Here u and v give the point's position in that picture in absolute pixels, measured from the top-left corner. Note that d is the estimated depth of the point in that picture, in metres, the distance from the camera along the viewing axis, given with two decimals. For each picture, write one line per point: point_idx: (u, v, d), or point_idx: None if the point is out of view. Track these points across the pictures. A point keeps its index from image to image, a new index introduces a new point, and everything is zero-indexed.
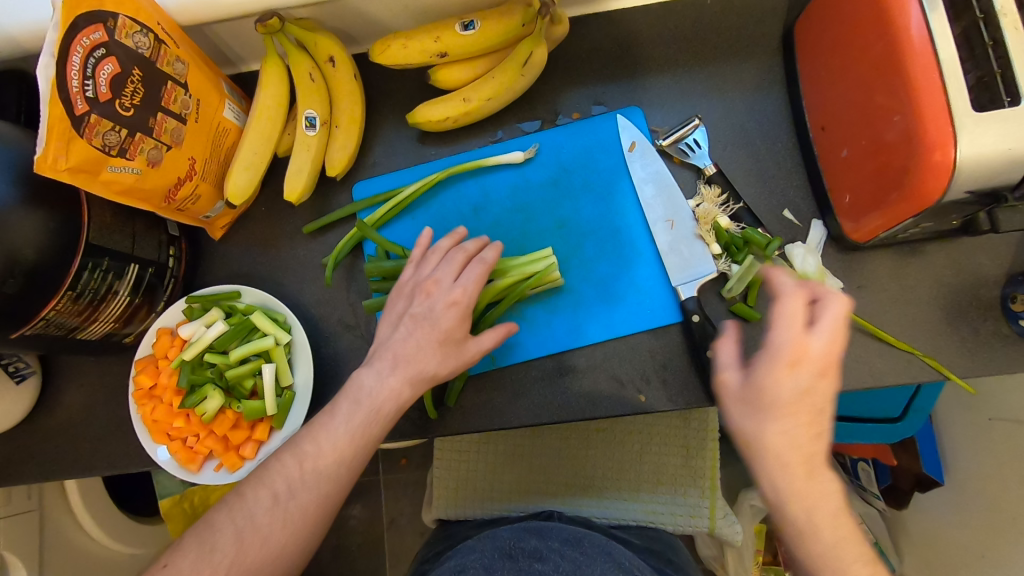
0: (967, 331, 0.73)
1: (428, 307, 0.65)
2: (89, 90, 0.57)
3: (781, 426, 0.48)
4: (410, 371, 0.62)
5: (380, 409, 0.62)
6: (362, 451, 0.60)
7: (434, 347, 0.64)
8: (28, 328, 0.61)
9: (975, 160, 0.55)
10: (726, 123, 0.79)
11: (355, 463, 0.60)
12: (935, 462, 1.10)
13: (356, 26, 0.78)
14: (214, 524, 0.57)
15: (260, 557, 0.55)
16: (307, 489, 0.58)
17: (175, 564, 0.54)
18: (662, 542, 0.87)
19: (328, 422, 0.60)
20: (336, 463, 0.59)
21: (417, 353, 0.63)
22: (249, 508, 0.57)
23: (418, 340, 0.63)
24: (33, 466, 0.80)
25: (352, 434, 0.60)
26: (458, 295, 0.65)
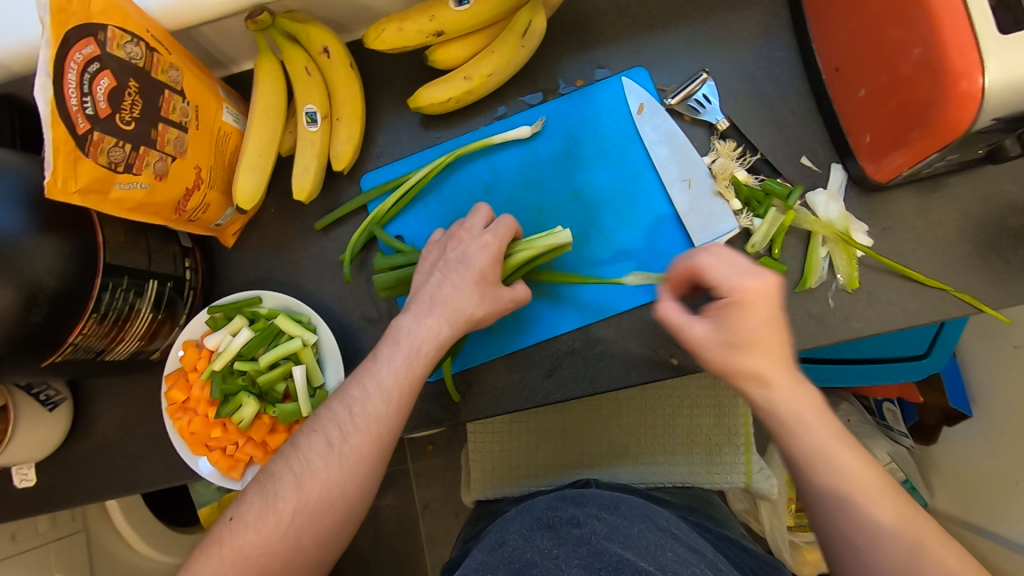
0: (998, 262, 0.72)
1: (460, 252, 0.68)
2: (89, 107, 0.55)
3: (753, 359, 0.54)
4: (447, 311, 0.65)
5: (420, 349, 0.64)
6: (408, 390, 0.62)
7: (468, 287, 0.65)
8: (57, 354, 0.60)
9: (1006, 85, 0.54)
10: (734, 74, 0.77)
11: (402, 404, 0.62)
12: (962, 395, 1.11)
13: (347, 14, 0.76)
14: (273, 475, 0.58)
15: (322, 499, 0.57)
16: (358, 432, 0.60)
17: (242, 515, 0.57)
18: (700, 500, 0.89)
19: (372, 369, 0.63)
20: (384, 404, 0.61)
21: (453, 295, 0.65)
22: (305, 455, 0.59)
23: (454, 282, 0.66)
24: (76, 489, 0.80)
25: (397, 376, 0.62)
26: (489, 237, 0.67)
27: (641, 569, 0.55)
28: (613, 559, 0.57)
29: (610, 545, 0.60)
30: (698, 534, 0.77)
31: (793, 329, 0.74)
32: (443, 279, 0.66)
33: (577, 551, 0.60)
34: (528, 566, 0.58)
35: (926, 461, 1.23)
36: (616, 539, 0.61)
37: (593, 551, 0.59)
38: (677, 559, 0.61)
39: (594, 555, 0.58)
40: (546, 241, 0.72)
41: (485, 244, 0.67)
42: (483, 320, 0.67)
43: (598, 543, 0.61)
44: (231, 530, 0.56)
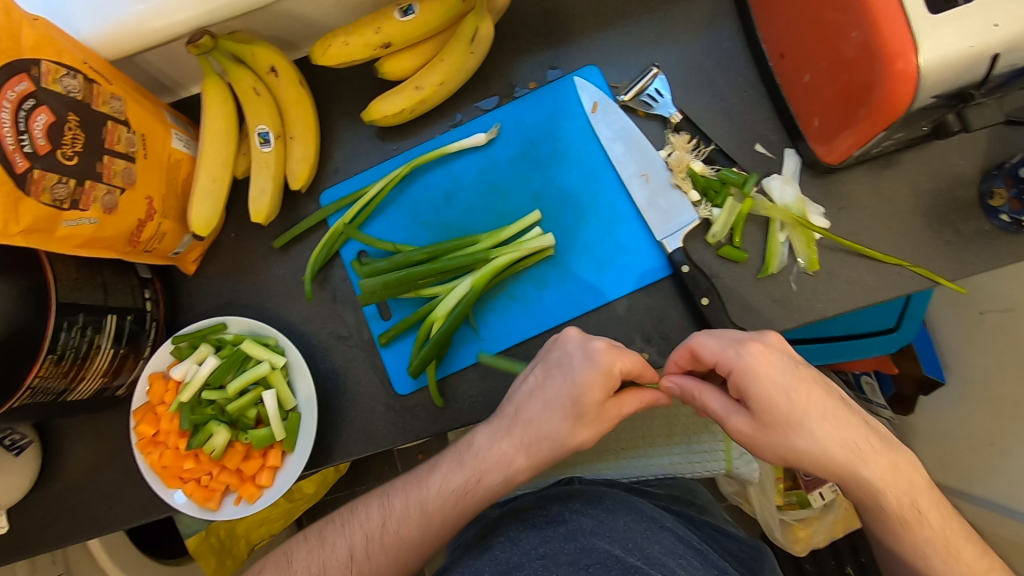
0: (950, 233, 0.73)
1: (562, 358, 0.62)
2: (26, 145, 0.54)
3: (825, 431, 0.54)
4: (522, 439, 0.62)
5: (483, 477, 0.63)
6: (449, 519, 0.63)
7: (558, 409, 0.61)
8: (15, 400, 0.59)
9: (938, 64, 0.55)
10: (684, 66, 0.78)
11: (437, 523, 0.63)
12: (934, 364, 1.13)
13: (292, 30, 0.75)
14: (293, 561, 0.65)
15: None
16: (382, 552, 0.63)
17: None
18: (682, 488, 0.90)
19: (428, 476, 0.66)
20: (417, 527, 0.63)
21: (535, 417, 0.62)
22: (326, 555, 0.65)
23: (546, 397, 0.61)
24: (50, 532, 0.79)
25: (443, 491, 0.64)
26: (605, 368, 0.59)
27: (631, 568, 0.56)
28: (601, 556, 0.58)
29: (597, 541, 0.60)
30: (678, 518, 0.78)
31: (758, 314, 0.74)
32: (536, 403, 0.62)
33: (564, 549, 0.60)
34: (515, 568, 0.58)
35: (906, 431, 1.25)
36: (602, 534, 0.62)
37: (581, 548, 0.59)
38: (665, 551, 0.62)
39: (582, 552, 0.59)
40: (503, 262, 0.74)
41: (597, 372, 0.59)
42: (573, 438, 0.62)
43: (585, 539, 0.61)
44: None
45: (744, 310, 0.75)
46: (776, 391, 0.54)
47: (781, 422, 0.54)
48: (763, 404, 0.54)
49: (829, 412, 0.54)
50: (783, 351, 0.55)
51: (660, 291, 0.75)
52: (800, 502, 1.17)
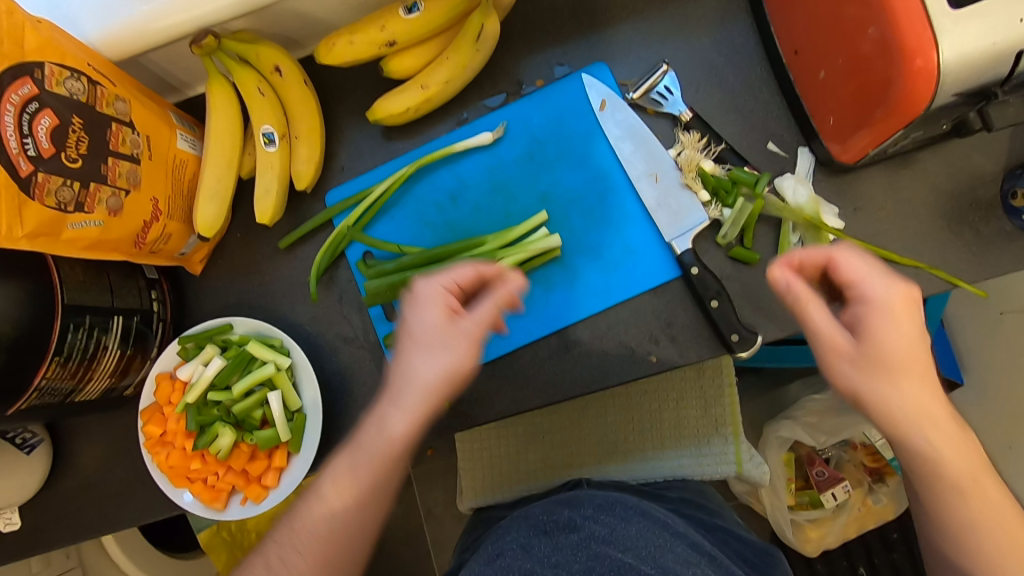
0: (970, 234, 0.71)
1: (416, 329, 0.55)
2: (30, 148, 0.54)
3: (905, 393, 0.48)
4: (408, 404, 0.53)
5: (380, 449, 0.54)
6: (360, 495, 0.53)
7: (428, 350, 0.54)
8: (23, 401, 0.60)
9: (959, 62, 0.53)
10: (695, 63, 0.76)
11: (348, 521, 0.54)
12: (952, 364, 1.10)
13: (297, 29, 0.75)
14: None
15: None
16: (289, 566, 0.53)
17: None
18: (692, 491, 0.87)
19: (320, 483, 0.55)
20: (324, 523, 0.53)
21: (423, 375, 0.54)
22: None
23: (415, 369, 0.54)
24: (62, 529, 0.80)
25: (341, 489, 0.54)
26: (445, 309, 0.55)
27: None
28: (613, 563, 0.56)
29: (609, 549, 0.58)
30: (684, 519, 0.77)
31: (770, 317, 0.73)
32: (414, 356, 0.54)
33: (576, 556, 0.58)
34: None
35: None
36: (613, 542, 0.60)
37: (594, 555, 0.58)
38: (677, 560, 0.60)
39: (595, 560, 0.57)
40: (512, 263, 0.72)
41: (426, 300, 0.56)
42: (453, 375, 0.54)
43: (596, 546, 0.59)
44: None
45: (755, 313, 0.73)
46: (899, 353, 0.48)
47: (907, 374, 0.48)
48: (897, 349, 0.48)
49: (913, 388, 0.48)
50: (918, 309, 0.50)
51: (669, 293, 0.74)
52: (812, 502, 1.17)
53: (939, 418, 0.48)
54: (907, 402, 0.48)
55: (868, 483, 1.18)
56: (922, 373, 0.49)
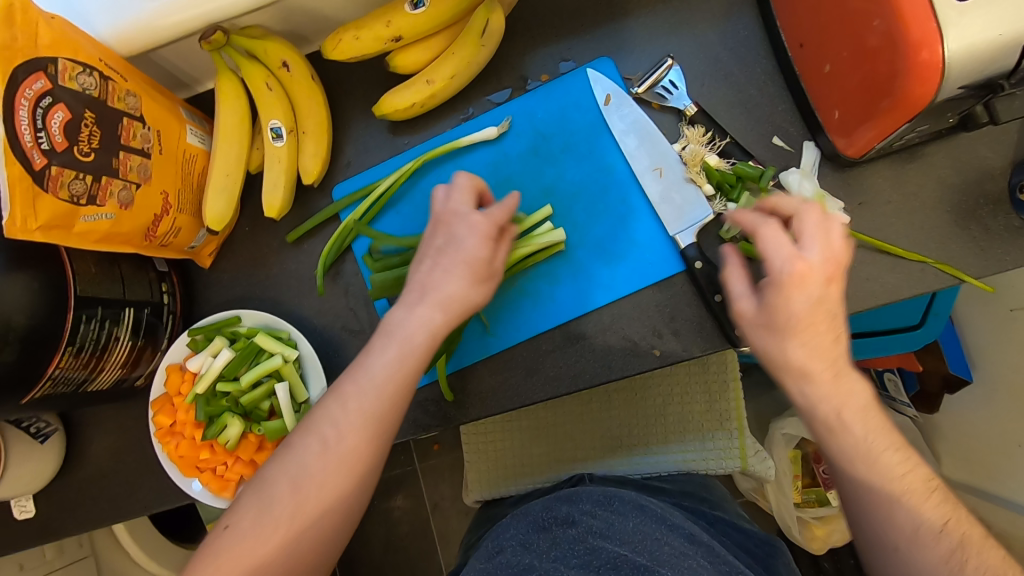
0: (977, 229, 0.71)
1: (449, 236, 0.64)
2: (44, 142, 0.55)
3: (803, 345, 0.52)
4: (440, 298, 0.61)
5: (413, 343, 0.60)
6: (403, 386, 0.59)
7: (459, 269, 0.62)
8: (37, 390, 0.61)
9: (966, 53, 0.53)
10: (700, 58, 0.76)
11: (398, 400, 0.59)
12: (961, 361, 1.09)
13: (304, 25, 0.75)
14: (268, 481, 0.56)
15: (318, 505, 0.56)
16: (352, 431, 0.57)
17: (237, 524, 0.55)
18: (695, 485, 0.88)
19: (363, 368, 0.59)
20: (377, 400, 0.58)
21: (446, 282, 0.61)
22: (298, 457, 0.57)
23: (446, 268, 0.62)
24: (74, 517, 0.81)
25: (390, 374, 0.59)
26: (479, 220, 0.64)
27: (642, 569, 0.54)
28: (610, 557, 0.57)
29: (605, 543, 0.59)
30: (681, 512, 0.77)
31: None
32: (446, 266, 0.62)
33: (574, 551, 0.59)
34: (526, 569, 0.57)
35: (931, 430, 1.21)
36: (610, 536, 0.61)
37: (589, 549, 0.59)
38: (674, 551, 0.60)
39: (590, 554, 0.58)
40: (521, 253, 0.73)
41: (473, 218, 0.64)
42: (476, 297, 0.62)
43: (594, 541, 0.60)
44: (226, 539, 0.55)
45: None
46: (800, 307, 0.52)
47: (829, 333, 0.53)
48: (795, 317, 0.52)
49: (817, 336, 0.52)
50: (822, 278, 0.52)
51: (672, 288, 0.74)
52: (818, 499, 1.17)
53: (831, 362, 0.52)
54: (807, 345, 0.52)
55: None
56: (831, 326, 0.53)
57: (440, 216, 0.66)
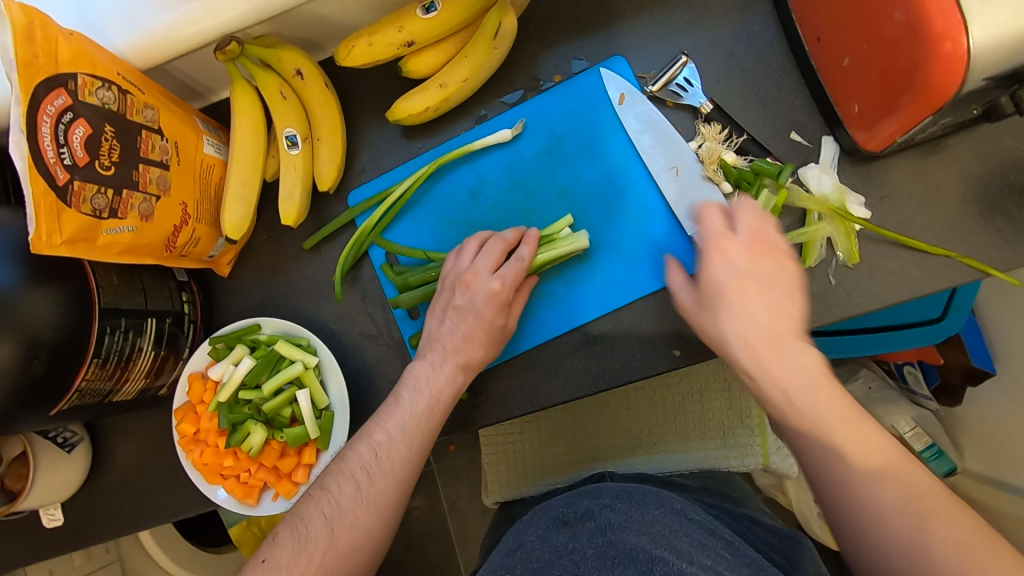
0: (1002, 221, 0.70)
1: (469, 299, 0.71)
2: (66, 158, 0.56)
3: (737, 318, 0.59)
4: (459, 358, 0.70)
5: (439, 396, 0.68)
6: (428, 433, 0.66)
7: (478, 334, 0.70)
8: (65, 402, 0.62)
9: (991, 44, 0.52)
10: (714, 54, 0.76)
11: (422, 448, 0.66)
12: (984, 353, 1.08)
13: (317, 33, 0.76)
14: (303, 516, 0.59)
15: (351, 542, 0.58)
16: (384, 474, 0.62)
17: (273, 558, 0.56)
18: (718, 480, 0.86)
19: (393, 412, 0.66)
20: (406, 446, 0.64)
21: (464, 342, 0.70)
22: (334, 498, 0.60)
23: (464, 332, 0.71)
24: (101, 525, 0.82)
25: (417, 420, 0.66)
26: (498, 285, 0.71)
27: (660, 563, 0.53)
28: (627, 548, 0.56)
29: (626, 536, 0.58)
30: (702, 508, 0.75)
31: None
32: (462, 323, 0.71)
33: (593, 542, 0.58)
34: (545, 564, 0.57)
35: (953, 423, 1.20)
36: (628, 528, 0.59)
37: (608, 543, 0.58)
38: (693, 543, 0.59)
39: (608, 547, 0.57)
40: (541, 260, 0.73)
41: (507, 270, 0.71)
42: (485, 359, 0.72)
43: (613, 534, 0.59)
44: (263, 574, 0.55)
45: None
46: (725, 281, 0.61)
47: (772, 291, 0.60)
48: (731, 295, 0.60)
49: (745, 307, 0.59)
50: (750, 256, 0.62)
51: None
52: None
53: (768, 329, 0.57)
54: (735, 316, 0.59)
55: None
56: (761, 289, 0.60)
57: (460, 277, 0.73)
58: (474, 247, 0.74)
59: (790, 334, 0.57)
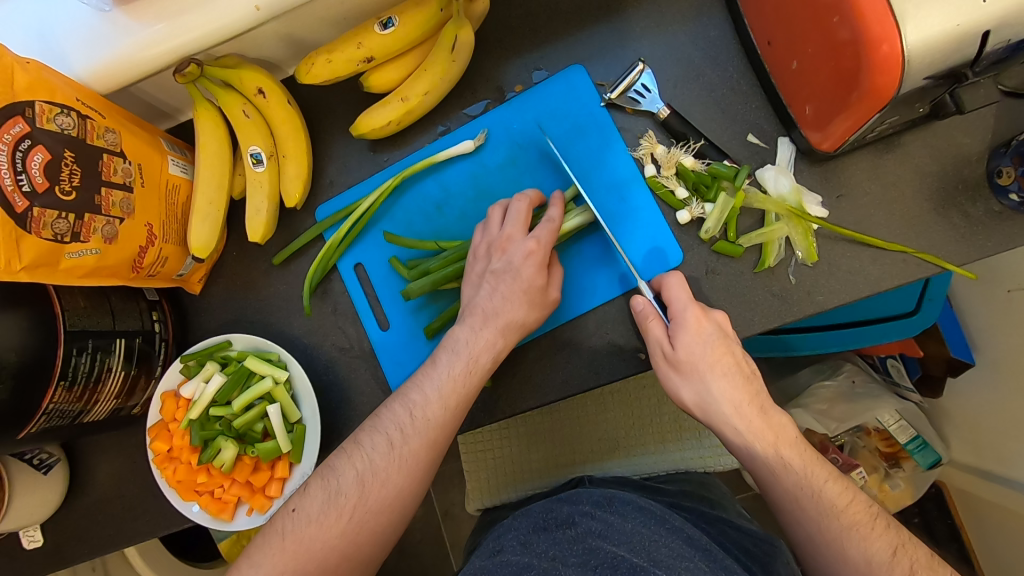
0: (958, 217, 0.71)
1: (506, 261, 0.69)
2: (25, 184, 0.57)
3: (720, 380, 0.62)
4: (500, 322, 0.67)
5: (477, 360, 0.66)
6: (465, 399, 0.65)
7: (518, 295, 0.68)
8: (32, 425, 0.63)
9: (925, 46, 0.53)
10: (672, 59, 0.77)
11: (459, 412, 0.65)
12: (960, 344, 1.08)
13: (279, 51, 0.77)
14: (336, 469, 0.62)
15: (380, 500, 0.60)
16: (417, 437, 0.62)
17: (305, 507, 0.60)
18: (693, 482, 0.87)
19: (431, 374, 0.65)
20: (442, 411, 0.64)
21: (503, 304, 0.68)
22: (368, 454, 0.62)
23: (503, 294, 0.68)
24: (82, 544, 0.83)
25: (455, 384, 0.65)
26: (533, 244, 0.69)
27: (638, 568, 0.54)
28: (608, 557, 0.57)
29: (604, 543, 0.59)
30: (678, 514, 0.75)
31: (757, 309, 0.73)
32: (497, 284, 0.68)
33: (572, 550, 0.58)
34: (525, 568, 0.56)
35: (935, 415, 1.21)
36: (608, 536, 0.60)
37: (589, 549, 0.58)
38: (672, 554, 0.59)
39: (590, 554, 0.57)
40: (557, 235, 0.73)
41: (542, 234, 0.69)
42: (524, 321, 0.69)
43: (593, 541, 0.59)
44: (295, 522, 0.59)
45: (742, 306, 0.73)
46: (703, 346, 0.63)
47: (744, 370, 0.63)
48: (707, 358, 0.62)
49: (727, 368, 0.62)
50: (722, 329, 0.64)
51: None
52: None
53: (752, 398, 0.62)
54: (723, 377, 0.62)
55: (884, 469, 1.20)
56: (739, 362, 0.63)
57: (494, 242, 0.71)
58: (506, 210, 0.73)
59: (766, 398, 0.63)
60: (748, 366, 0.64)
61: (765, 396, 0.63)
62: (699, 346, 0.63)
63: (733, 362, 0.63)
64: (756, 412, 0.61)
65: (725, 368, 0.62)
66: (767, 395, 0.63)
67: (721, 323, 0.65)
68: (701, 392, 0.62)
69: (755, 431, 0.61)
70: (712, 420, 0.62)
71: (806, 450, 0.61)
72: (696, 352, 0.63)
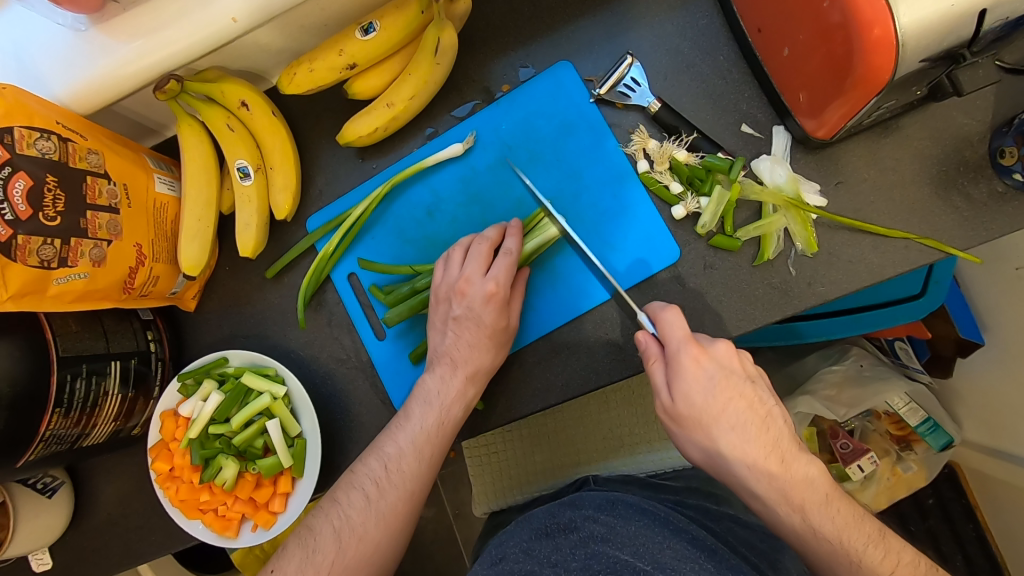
0: (960, 200, 0.69)
1: (468, 307, 0.70)
2: (7, 213, 0.56)
3: (727, 433, 0.60)
4: (467, 370, 0.69)
5: (448, 410, 0.69)
6: (437, 447, 0.68)
7: (483, 339, 0.70)
8: (30, 452, 0.63)
9: (919, 28, 0.51)
10: (661, 51, 0.75)
11: (432, 458, 0.67)
12: (970, 325, 1.06)
13: (260, 62, 0.75)
14: (313, 528, 0.64)
15: (358, 555, 0.62)
16: (393, 488, 0.65)
17: (281, 568, 0.61)
18: (701, 478, 0.85)
19: (403, 426, 0.68)
20: (416, 462, 0.66)
21: (470, 352, 0.70)
22: (343, 510, 0.64)
23: (468, 341, 0.70)
24: (91, 564, 0.83)
25: (426, 434, 0.67)
26: (493, 287, 0.70)
27: None
28: (611, 562, 0.56)
29: (607, 548, 0.58)
30: (682, 513, 0.73)
31: (756, 303, 0.72)
32: (461, 332, 0.70)
33: (575, 555, 0.58)
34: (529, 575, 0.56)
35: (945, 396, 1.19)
36: (611, 540, 0.60)
37: (592, 555, 0.57)
38: (676, 555, 0.59)
39: (592, 559, 0.57)
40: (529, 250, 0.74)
41: (500, 274, 0.70)
42: (491, 364, 0.71)
43: (595, 545, 0.59)
44: None
45: (741, 300, 0.72)
46: (703, 390, 0.60)
47: (753, 405, 0.61)
48: (707, 406, 0.60)
49: (734, 417, 0.60)
50: (722, 365, 0.62)
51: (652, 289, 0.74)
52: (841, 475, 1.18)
53: (762, 444, 0.59)
54: (728, 424, 0.60)
55: (895, 451, 1.19)
56: (746, 398, 0.61)
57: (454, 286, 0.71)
58: (462, 250, 0.72)
59: (788, 445, 0.60)
60: (763, 407, 0.61)
61: (784, 441, 0.60)
62: (701, 394, 0.60)
63: (743, 405, 0.60)
64: (774, 463, 0.59)
65: (732, 412, 0.60)
66: (785, 442, 0.60)
67: (723, 358, 0.62)
68: (708, 444, 0.61)
69: (767, 479, 0.59)
70: (720, 465, 0.61)
71: (835, 508, 0.59)
72: (696, 400, 0.60)
